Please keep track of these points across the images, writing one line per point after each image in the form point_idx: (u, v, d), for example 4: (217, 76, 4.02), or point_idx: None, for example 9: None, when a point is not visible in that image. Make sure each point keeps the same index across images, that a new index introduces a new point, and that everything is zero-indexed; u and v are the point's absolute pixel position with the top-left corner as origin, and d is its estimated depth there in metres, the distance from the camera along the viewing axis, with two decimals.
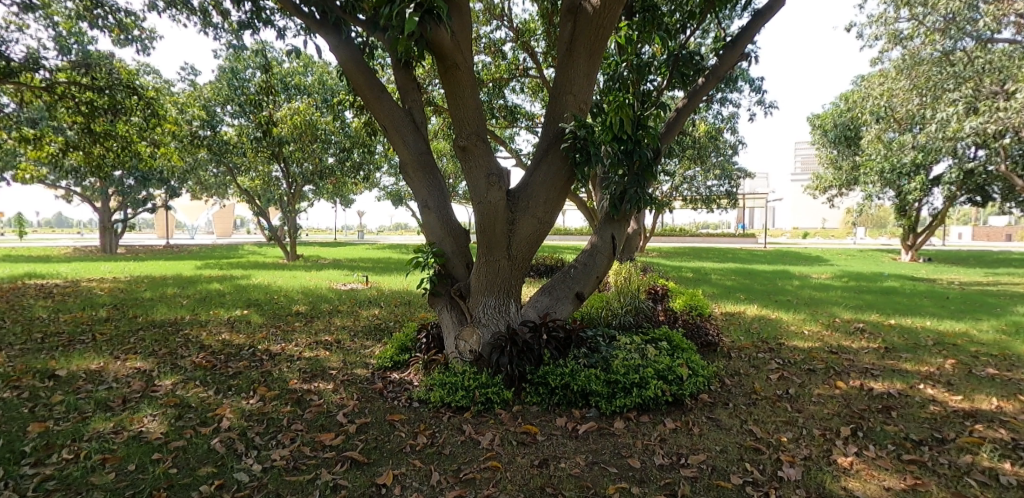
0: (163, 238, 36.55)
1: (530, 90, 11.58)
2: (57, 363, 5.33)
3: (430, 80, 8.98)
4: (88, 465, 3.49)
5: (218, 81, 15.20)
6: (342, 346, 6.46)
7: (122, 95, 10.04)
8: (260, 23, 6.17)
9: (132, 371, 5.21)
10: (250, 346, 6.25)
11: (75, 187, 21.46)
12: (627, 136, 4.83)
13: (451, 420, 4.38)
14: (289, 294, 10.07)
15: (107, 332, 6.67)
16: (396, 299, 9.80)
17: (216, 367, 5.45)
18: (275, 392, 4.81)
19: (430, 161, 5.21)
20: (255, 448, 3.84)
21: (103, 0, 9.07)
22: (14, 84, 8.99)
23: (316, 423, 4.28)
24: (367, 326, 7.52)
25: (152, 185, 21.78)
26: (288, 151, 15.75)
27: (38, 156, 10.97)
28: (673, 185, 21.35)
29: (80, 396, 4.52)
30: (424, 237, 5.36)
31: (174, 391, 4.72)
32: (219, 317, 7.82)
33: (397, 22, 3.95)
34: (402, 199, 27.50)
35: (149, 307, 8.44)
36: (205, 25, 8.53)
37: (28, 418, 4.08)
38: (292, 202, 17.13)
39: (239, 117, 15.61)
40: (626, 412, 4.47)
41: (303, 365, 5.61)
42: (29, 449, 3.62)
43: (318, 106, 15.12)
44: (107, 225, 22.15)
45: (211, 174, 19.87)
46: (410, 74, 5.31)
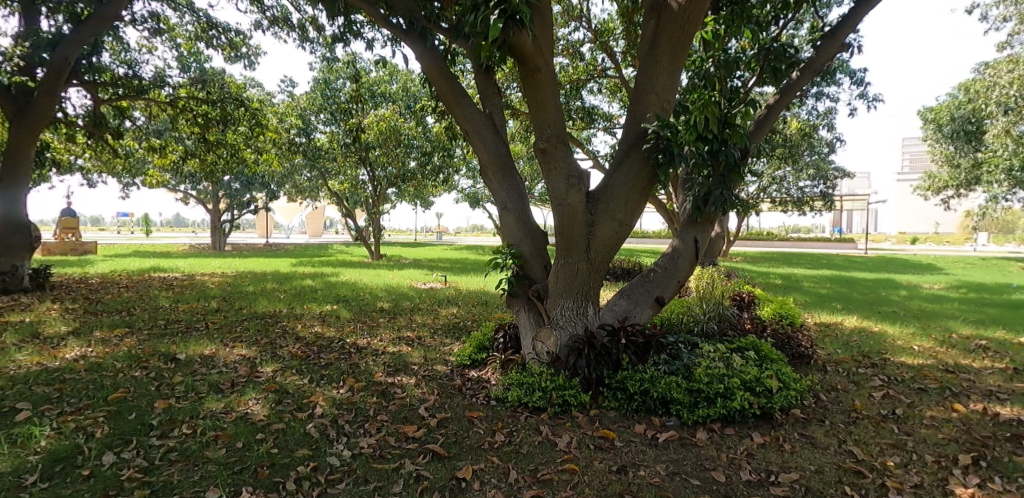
0: (263, 238, 39.79)
1: (607, 91, 11.49)
2: (178, 348, 5.96)
3: (508, 83, 9.13)
4: (203, 440, 3.84)
5: (313, 92, 16.36)
6: (423, 342, 6.71)
7: (231, 107, 11.10)
8: (351, 37, 6.62)
9: (238, 358, 5.72)
10: (339, 339, 6.65)
11: (192, 190, 23.89)
12: (713, 135, 4.63)
13: (527, 420, 4.41)
14: (373, 292, 10.60)
15: (218, 321, 7.37)
16: (474, 299, 10.03)
17: (310, 357, 5.85)
18: (362, 383, 5.09)
19: (509, 164, 5.29)
20: (346, 435, 4.08)
21: (218, 22, 10.06)
22: (144, 99, 10.23)
23: (400, 415, 4.47)
24: (445, 324, 7.76)
25: (255, 188, 23.77)
26: (374, 155, 16.61)
27: (164, 164, 12.31)
28: (761, 186, 20.20)
29: (196, 378, 5.01)
30: (503, 239, 5.44)
31: (274, 378, 5.12)
32: (312, 311, 8.39)
33: (482, 28, 4.08)
34: (479, 201, 28.04)
35: (252, 300, 9.21)
36: (302, 40, 9.23)
37: (155, 394, 4.58)
38: (376, 204, 18.02)
39: (330, 125, 16.66)
40: (709, 423, 4.29)
41: (387, 359, 5.89)
42: (156, 422, 4.04)
43: (402, 112, 15.82)
44: (217, 226, 24.46)
45: (305, 179, 21.36)
46: (490, 79, 5.41)
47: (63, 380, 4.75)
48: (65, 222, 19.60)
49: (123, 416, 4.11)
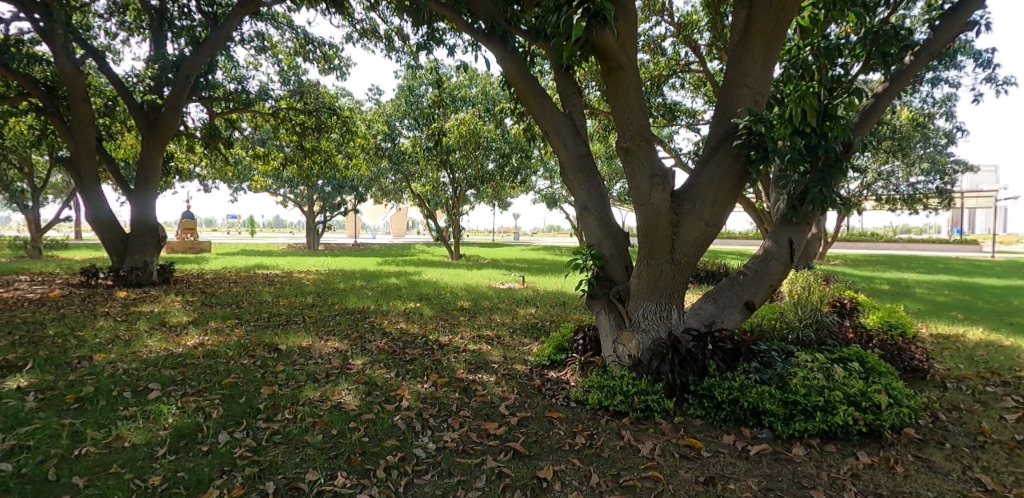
0: (352, 238, 42.19)
1: (690, 86, 11.07)
2: (279, 339, 6.45)
3: (586, 82, 9.05)
4: (302, 426, 4.12)
5: (397, 99, 17.10)
6: (502, 341, 6.80)
7: (325, 115, 11.88)
8: (434, 44, 6.90)
9: (332, 350, 6.10)
10: (423, 336, 6.90)
11: (290, 194, 25.80)
12: (812, 128, 4.30)
13: (608, 423, 4.34)
14: (454, 290, 10.90)
15: (313, 316, 7.90)
16: (552, 300, 10.03)
17: (395, 352, 6.12)
18: (445, 379, 5.24)
19: (589, 164, 5.23)
20: (430, 428, 4.22)
21: (314, 37, 10.80)
22: (251, 111, 11.21)
23: (481, 411, 4.56)
24: (524, 324, 7.82)
25: (345, 191, 25.24)
26: (454, 158, 17.07)
27: (267, 170, 13.39)
28: (863, 183, 18.57)
29: (296, 367, 5.40)
30: (583, 239, 5.39)
31: (364, 370, 5.41)
32: (397, 308, 8.77)
33: (564, 28, 4.07)
34: (556, 202, 28.00)
35: (343, 296, 9.79)
36: (388, 49, 9.67)
37: (261, 381, 4.98)
38: (457, 205, 18.51)
39: (414, 130, 17.33)
40: (807, 438, 4.01)
41: (468, 357, 6.02)
42: (262, 407, 4.39)
43: (482, 115, 16.14)
44: (312, 227, 26.24)
45: (391, 182, 22.38)
46: (570, 79, 5.40)
47: (185, 365, 5.29)
48: (184, 224, 21.84)
49: (235, 400, 4.50)
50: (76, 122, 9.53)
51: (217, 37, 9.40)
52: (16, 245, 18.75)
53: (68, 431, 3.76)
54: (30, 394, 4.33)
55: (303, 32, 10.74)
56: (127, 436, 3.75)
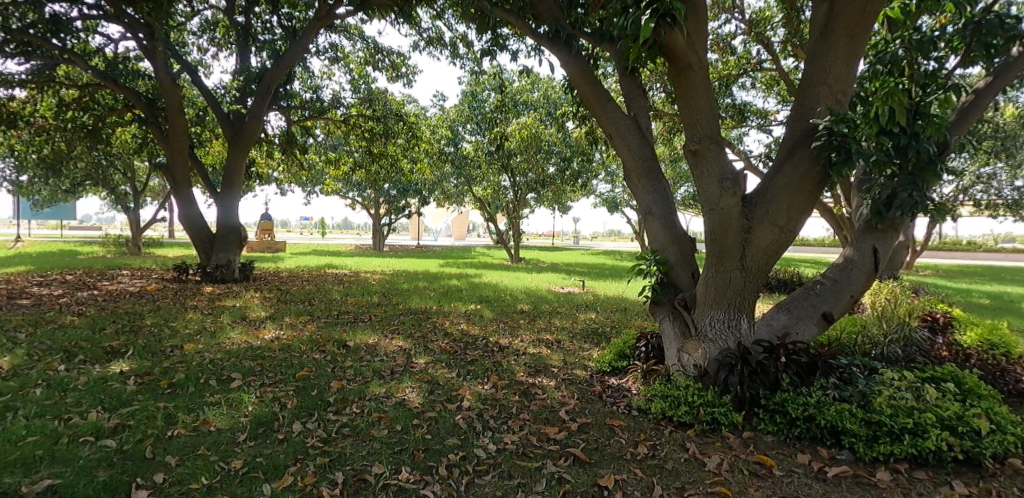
0: (415, 240, 43.58)
1: (762, 86, 10.59)
2: (348, 335, 6.74)
3: (652, 84, 8.86)
4: (369, 420, 4.27)
5: (461, 105, 17.44)
6: (562, 346, 6.77)
7: (392, 121, 12.32)
8: (498, 50, 7.02)
9: (396, 348, 6.31)
10: (483, 337, 6.99)
11: (359, 198, 26.92)
12: (901, 128, 4.00)
13: (672, 434, 4.21)
14: (514, 294, 10.97)
15: (378, 314, 8.19)
16: (612, 305, 9.88)
17: (457, 352, 6.23)
18: (505, 381, 5.28)
19: (655, 167, 5.11)
20: (491, 429, 4.26)
21: (383, 47, 11.23)
22: (324, 119, 11.80)
23: (541, 415, 4.55)
24: (584, 329, 7.74)
25: (409, 194, 25.99)
26: (515, 162, 17.19)
27: (338, 174, 14.03)
28: (958, 188, 17.04)
29: (363, 363, 5.62)
30: (647, 245, 5.27)
31: (427, 369, 5.54)
32: (458, 309, 8.94)
33: (632, 31, 4.00)
34: (617, 206, 27.59)
35: (406, 297, 10.09)
36: (453, 56, 9.90)
37: (331, 375, 5.22)
38: (517, 209, 18.62)
39: (476, 134, 17.61)
40: (892, 463, 3.73)
41: (528, 360, 6.03)
42: (332, 400, 4.59)
43: (543, 118, 16.16)
44: (378, 229, 27.23)
45: (453, 186, 22.86)
46: (635, 81, 5.30)
47: (263, 357, 5.62)
48: (262, 225, 23.26)
49: (307, 392, 4.73)
50: (172, 131, 10.40)
51: (295, 50, 9.97)
52: (119, 243, 20.65)
53: (162, 413, 4.09)
54: (131, 378, 4.75)
55: (373, 42, 11.20)
56: (213, 421, 4.03)
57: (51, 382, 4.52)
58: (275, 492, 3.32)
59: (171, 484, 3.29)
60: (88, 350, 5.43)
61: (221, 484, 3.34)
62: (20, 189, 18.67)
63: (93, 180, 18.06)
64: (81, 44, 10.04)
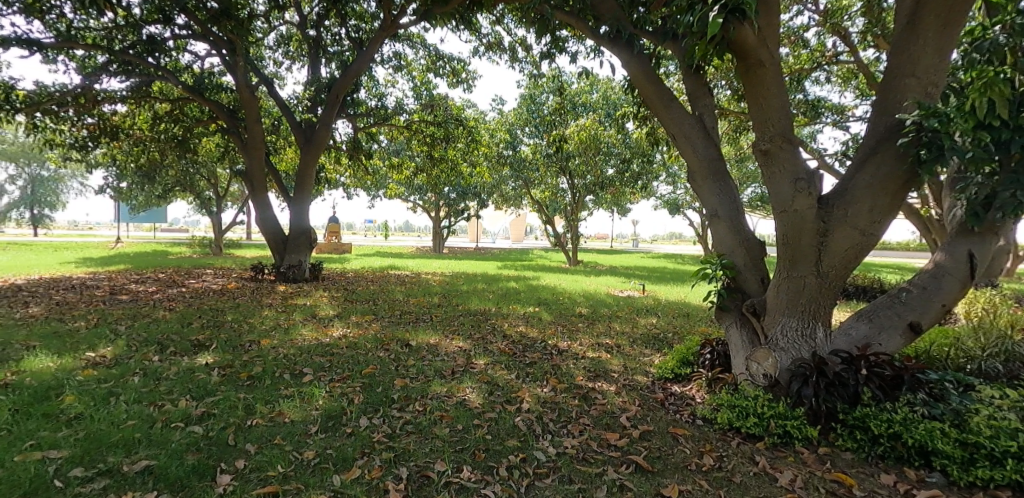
0: (473, 242, 44.26)
1: (838, 80, 9.98)
2: (410, 335, 6.93)
3: (717, 82, 8.56)
4: (431, 418, 4.37)
5: (519, 108, 17.54)
6: (622, 350, 6.65)
7: (452, 126, 12.56)
8: (557, 52, 7.04)
9: (457, 348, 6.42)
10: (541, 340, 6.98)
11: (420, 201, 27.63)
12: (1003, 121, 3.66)
13: (740, 446, 4.04)
14: (572, 297, 10.89)
15: (439, 315, 8.36)
16: (674, 310, 9.60)
17: (516, 354, 6.26)
18: (564, 385, 5.25)
19: (721, 168, 4.94)
20: (550, 433, 4.25)
21: (444, 53, 11.48)
22: (388, 125, 12.21)
23: (601, 421, 4.49)
24: (645, 334, 7.57)
25: (469, 197, 26.39)
26: (574, 164, 17.07)
27: (401, 179, 14.46)
28: None
29: (425, 363, 5.76)
30: (713, 248, 5.09)
31: (486, 370, 5.61)
32: (516, 311, 8.98)
33: (698, 28, 3.88)
34: (679, 208, 26.79)
35: (465, 298, 10.24)
36: (512, 61, 9.99)
37: (395, 373, 5.38)
38: (576, 211, 18.50)
39: (534, 137, 17.65)
40: (992, 489, 3.42)
41: (587, 364, 5.97)
42: (396, 397, 4.74)
43: (602, 120, 15.96)
44: (438, 231, 27.83)
45: (511, 188, 23.02)
46: (700, 80, 5.15)
47: (331, 353, 5.88)
48: (330, 227, 24.31)
49: (373, 389, 4.90)
50: (251, 139, 11.10)
51: (361, 60, 10.37)
52: (203, 244, 22.22)
53: (243, 404, 4.36)
54: (214, 370, 5.10)
55: (435, 49, 11.48)
56: (287, 412, 4.26)
57: (147, 371, 4.92)
58: (343, 484, 3.46)
59: (251, 470, 3.50)
60: (178, 343, 5.88)
61: (295, 473, 3.52)
62: (120, 194, 20.48)
63: (181, 186, 19.55)
64: (173, 62, 10.91)
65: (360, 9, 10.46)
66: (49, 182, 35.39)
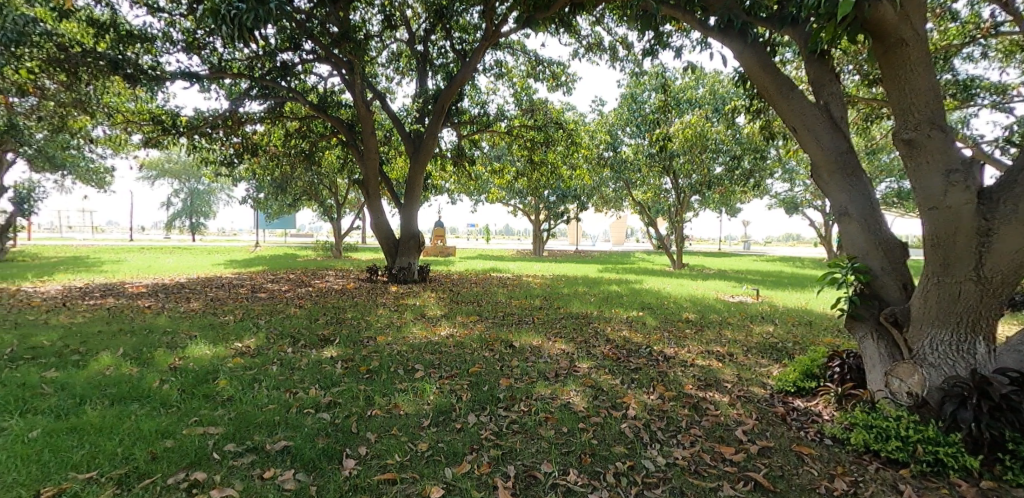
0: (573, 244, 44.26)
1: (997, 55, 8.62)
2: (513, 336, 7.04)
3: (843, 66, 7.77)
4: (536, 419, 4.40)
5: (620, 108, 17.20)
6: (735, 360, 6.25)
7: (552, 130, 12.61)
8: (660, 48, 6.84)
9: (559, 351, 6.42)
10: (647, 345, 6.77)
11: (520, 204, 28.10)
12: None
13: (880, 471, 3.65)
14: (678, 301, 10.45)
15: (540, 317, 8.42)
16: (794, 318, 8.84)
17: (620, 359, 6.12)
18: (673, 393, 5.04)
19: (853, 161, 4.47)
20: (659, 442, 4.10)
21: (544, 58, 11.58)
22: (490, 131, 12.55)
23: (715, 433, 4.25)
24: (760, 343, 7.05)
25: (568, 200, 26.34)
26: (678, 164, 16.39)
27: (502, 183, 14.79)
28: None
29: (528, 364, 5.82)
30: (842, 250, 4.61)
31: (590, 374, 5.54)
32: (619, 315, 8.78)
33: (827, 9, 3.55)
34: (798, 207, 24.70)
35: (566, 301, 10.22)
36: (613, 60, 9.84)
37: (499, 373, 5.50)
38: (680, 212, 17.77)
39: (636, 137, 17.20)
40: None
41: (697, 372, 5.68)
42: (502, 396, 4.84)
43: (710, 116, 15.16)
44: (539, 234, 28.08)
45: (612, 190, 22.64)
46: (826, 65, 4.70)
47: (440, 351, 6.15)
48: (436, 231, 25.46)
49: (480, 387, 5.05)
50: (367, 150, 11.96)
51: (465, 71, 10.76)
52: (325, 248, 24.30)
53: (364, 395, 4.69)
54: (338, 362, 5.54)
55: (535, 54, 11.61)
56: (402, 405, 4.51)
57: (283, 361, 5.47)
58: (455, 477, 3.59)
59: (372, 457, 3.75)
60: (308, 337, 6.47)
61: (411, 463, 3.71)
62: (258, 204, 23.04)
63: (307, 196, 21.55)
64: (301, 84, 12.05)
65: (464, 22, 10.87)
66: (203, 194, 40.77)
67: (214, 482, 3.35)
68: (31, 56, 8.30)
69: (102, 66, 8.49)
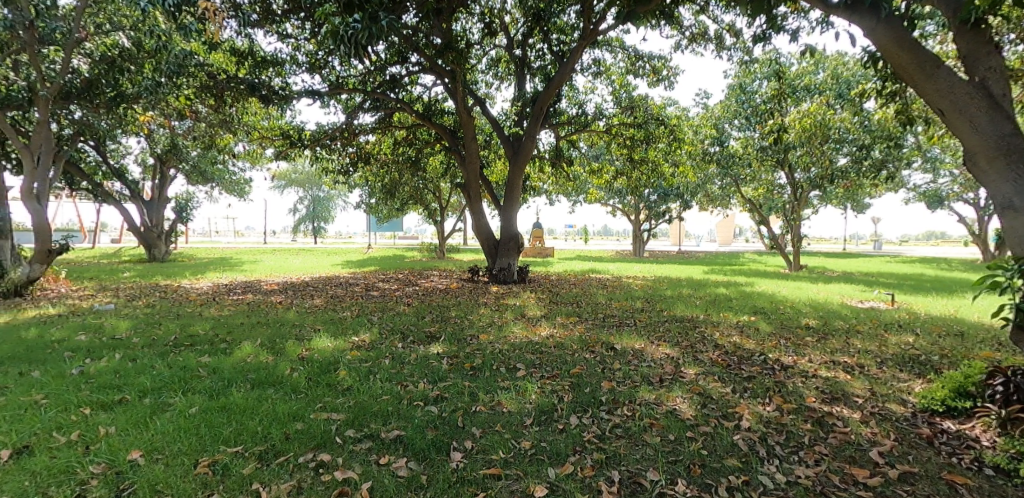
0: (676, 245, 42.51)
1: None
2: (615, 338, 6.88)
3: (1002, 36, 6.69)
4: (641, 425, 4.26)
5: (727, 100, 16.21)
6: (867, 372, 5.62)
7: (653, 126, 12.20)
8: (774, 32, 6.35)
9: (663, 355, 6.17)
10: (761, 353, 6.30)
11: (620, 204, 27.48)
12: None
13: None
14: (796, 306, 9.63)
15: (643, 320, 8.17)
16: (940, 327, 7.77)
17: (730, 366, 5.76)
18: (792, 405, 4.64)
19: (1019, 145, 3.84)
20: (778, 457, 3.81)
21: (644, 53, 11.24)
22: (588, 130, 12.42)
23: (844, 452, 3.87)
24: (898, 354, 6.28)
25: (671, 199, 25.33)
26: (795, 156, 15.11)
27: (601, 183, 14.57)
28: None
29: (631, 368, 5.66)
30: (1007, 249, 3.98)
31: (698, 380, 5.27)
32: (729, 320, 8.26)
33: None
34: (942, 201, 21.71)
35: (670, 303, 9.82)
36: (719, 50, 9.32)
37: (601, 375, 5.41)
38: (797, 209, 16.38)
39: (746, 130, 16.11)
40: None
41: (821, 384, 5.19)
42: (604, 399, 4.75)
43: (832, 102, 13.79)
44: (639, 235, 27.30)
45: (718, 187, 21.41)
46: (982, 36, 4.09)
47: (541, 352, 6.18)
48: (535, 232, 25.67)
49: (581, 389, 4.99)
50: (468, 155, 12.34)
51: (562, 72, 10.73)
52: (430, 249, 25.48)
53: (468, 391, 4.84)
54: (444, 359, 5.77)
55: (634, 50, 11.31)
56: (505, 403, 4.59)
57: (394, 356, 5.80)
58: (558, 477, 3.58)
59: (478, 451, 3.86)
60: (416, 333, 6.81)
61: (515, 460, 3.77)
62: (371, 208, 24.69)
63: (414, 200, 22.71)
64: (408, 94, 12.74)
65: (561, 23, 10.86)
66: (323, 201, 44.55)
67: (338, 464, 3.63)
68: (188, 84, 9.57)
69: (242, 89, 9.61)
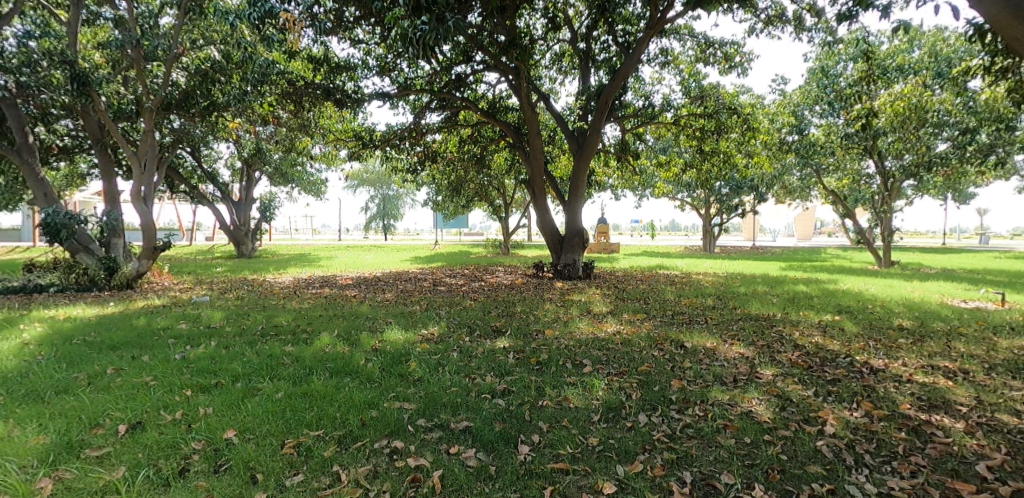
0: (750, 239, 40.59)
1: None
2: (685, 336, 6.67)
3: None
4: (714, 426, 4.10)
5: (807, 85, 15.24)
6: (971, 378, 5.12)
7: (725, 116, 11.67)
8: (861, 10, 5.90)
9: (738, 355, 5.90)
10: (846, 355, 5.89)
11: (689, 198, 26.53)
12: None
13: None
14: (886, 305, 8.92)
15: (715, 317, 7.87)
16: None
17: (812, 368, 5.42)
18: (883, 411, 4.31)
19: None
20: (866, 467, 3.56)
21: (714, 39, 10.78)
22: (655, 122, 12.09)
23: (945, 465, 3.55)
24: (1010, 360, 5.67)
25: (744, 192, 24.17)
26: (885, 143, 13.96)
27: (669, 176, 14.14)
28: None
29: (702, 367, 5.46)
30: None
31: (775, 382, 5.01)
32: (810, 319, 7.79)
33: None
34: None
35: (744, 301, 9.40)
36: (798, 31, 8.77)
37: (671, 374, 5.25)
38: (888, 200, 15.16)
39: (828, 116, 15.08)
40: None
41: (916, 390, 4.78)
42: (674, 398, 4.61)
43: (929, 83, 12.62)
44: (710, 230, 26.22)
45: (797, 178, 20.17)
46: None
47: (607, 348, 6.10)
48: (599, 228, 25.28)
49: (650, 387, 4.88)
50: (533, 151, 12.34)
51: (628, 63, 10.47)
52: (495, 245, 25.76)
53: (535, 386, 4.86)
54: (510, 353, 5.83)
55: (704, 37, 10.87)
56: (571, 399, 4.56)
57: (462, 349, 5.92)
58: (627, 476, 3.52)
59: (545, 446, 3.86)
60: (482, 328, 6.92)
61: (583, 456, 3.74)
62: (437, 206, 25.29)
63: (479, 197, 23.03)
64: (473, 93, 12.92)
65: (626, 13, 10.61)
66: (392, 199, 46.14)
67: (410, 451, 3.76)
68: (270, 92, 10.22)
69: (319, 95, 10.15)
